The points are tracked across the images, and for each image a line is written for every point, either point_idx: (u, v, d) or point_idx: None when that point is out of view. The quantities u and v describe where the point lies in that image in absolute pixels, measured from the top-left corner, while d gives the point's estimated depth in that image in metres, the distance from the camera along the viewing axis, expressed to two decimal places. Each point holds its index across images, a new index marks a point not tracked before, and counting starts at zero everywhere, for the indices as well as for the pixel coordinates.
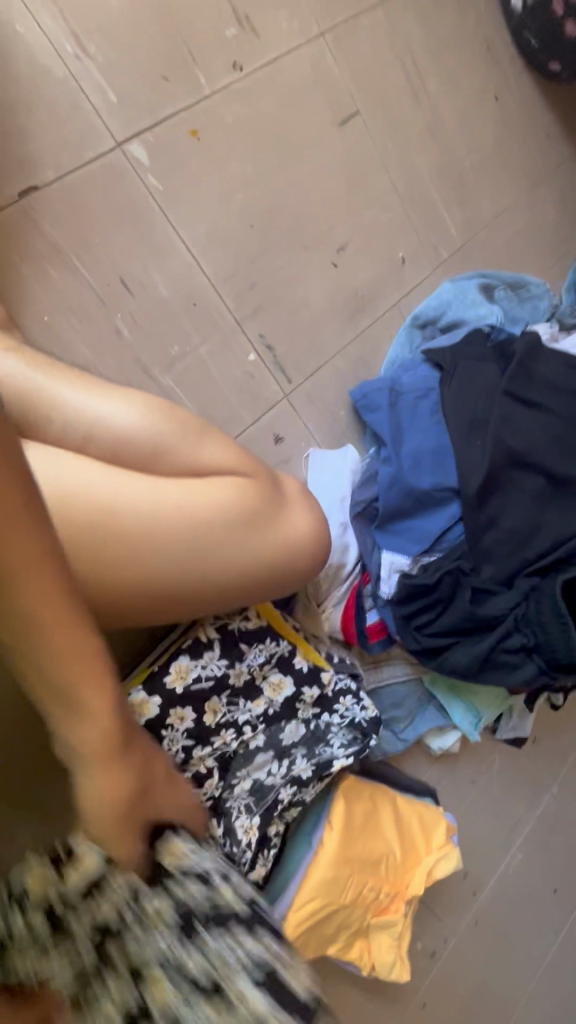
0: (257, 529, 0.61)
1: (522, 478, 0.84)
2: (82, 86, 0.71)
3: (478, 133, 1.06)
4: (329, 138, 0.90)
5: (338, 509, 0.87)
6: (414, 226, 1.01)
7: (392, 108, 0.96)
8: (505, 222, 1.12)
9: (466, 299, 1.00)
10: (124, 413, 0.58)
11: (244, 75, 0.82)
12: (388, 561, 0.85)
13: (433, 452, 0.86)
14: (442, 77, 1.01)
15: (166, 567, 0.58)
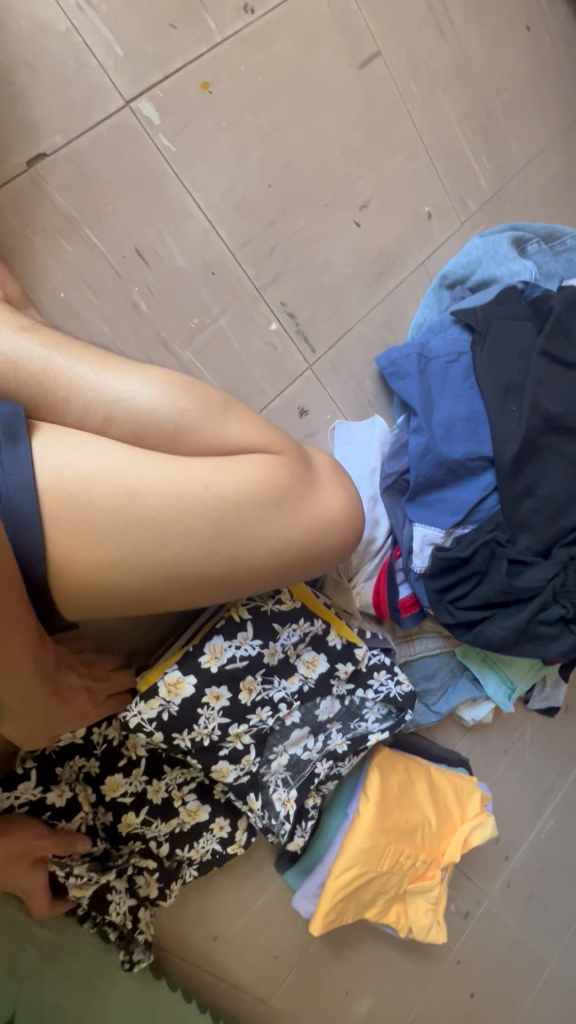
0: (286, 508, 0.59)
1: (561, 444, 0.80)
2: (86, 41, 0.67)
3: (509, 69, 0.98)
4: (349, 84, 0.84)
5: (367, 482, 0.85)
6: (441, 177, 0.94)
7: (416, 45, 0.88)
8: (538, 167, 1.04)
9: (498, 253, 0.94)
10: (145, 392, 0.56)
11: (257, 18, 0.76)
12: (421, 535, 0.83)
13: (467, 419, 0.82)
14: (469, 7, 0.93)
15: (194, 548, 0.56)
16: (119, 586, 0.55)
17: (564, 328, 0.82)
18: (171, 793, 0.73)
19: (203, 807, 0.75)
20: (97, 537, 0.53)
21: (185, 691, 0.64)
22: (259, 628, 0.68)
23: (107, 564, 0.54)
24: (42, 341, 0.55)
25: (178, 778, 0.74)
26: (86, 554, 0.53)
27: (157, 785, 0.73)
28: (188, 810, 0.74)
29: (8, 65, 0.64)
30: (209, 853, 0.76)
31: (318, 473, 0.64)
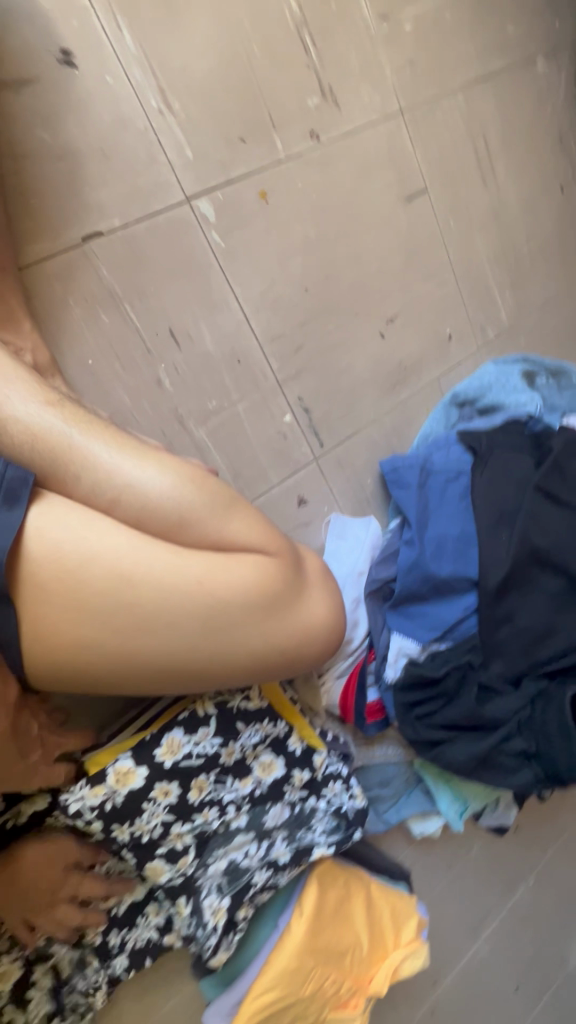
0: (272, 614, 0.59)
1: (544, 578, 0.82)
2: (160, 141, 0.72)
3: (539, 219, 1.07)
4: (394, 213, 0.90)
5: (352, 582, 0.85)
6: (465, 304, 1.00)
7: (459, 189, 0.96)
8: (555, 308, 1.12)
9: (508, 382, 0.99)
10: (156, 479, 0.56)
11: (321, 144, 0.82)
12: (397, 645, 0.83)
13: (457, 540, 0.84)
14: (512, 163, 1.01)
15: (172, 640, 0.55)
16: (94, 668, 0.54)
17: (559, 466, 0.86)
18: (110, 881, 0.68)
19: (137, 887, 0.70)
20: (81, 616, 0.52)
21: (134, 782, 0.62)
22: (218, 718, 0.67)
23: (86, 643, 0.53)
24: (62, 414, 0.56)
25: (118, 867, 0.68)
26: (67, 631, 0.53)
27: (95, 875, 0.68)
28: (125, 897, 0.69)
29: (83, 149, 0.67)
30: (146, 940, 0.71)
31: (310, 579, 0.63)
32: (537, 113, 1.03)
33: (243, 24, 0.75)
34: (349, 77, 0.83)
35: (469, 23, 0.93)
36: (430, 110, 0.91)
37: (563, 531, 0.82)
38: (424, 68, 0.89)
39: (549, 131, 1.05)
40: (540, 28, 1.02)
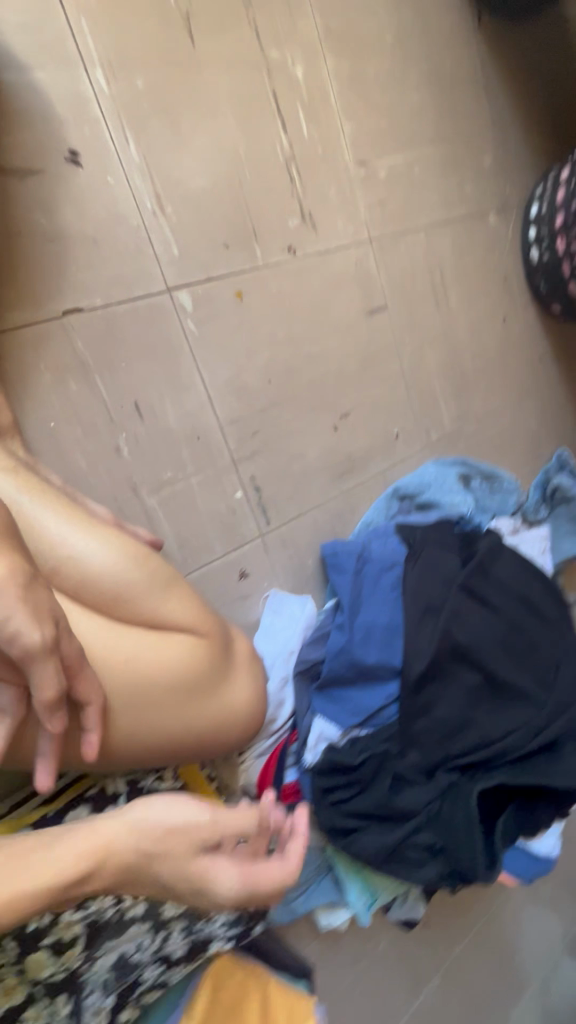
0: (195, 696, 0.60)
1: (461, 671, 0.87)
2: (150, 238, 0.78)
3: (484, 343, 1.20)
4: (356, 323, 1.00)
5: (282, 661, 0.88)
6: (413, 409, 1.10)
7: (416, 310, 1.08)
8: (493, 420, 1.24)
9: (444, 484, 1.09)
10: (98, 552, 0.58)
11: (296, 258, 0.92)
12: (318, 730, 0.84)
13: (385, 629, 0.88)
14: (464, 293, 1.15)
15: (91, 718, 0.55)
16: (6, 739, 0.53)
17: (482, 566, 0.94)
18: None
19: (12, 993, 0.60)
20: None
21: None
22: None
23: None
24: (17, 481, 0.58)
25: None
26: None
27: None
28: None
29: (76, 235, 0.73)
30: None
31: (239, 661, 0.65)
32: (488, 256, 1.19)
33: (238, 151, 0.85)
34: (328, 206, 0.95)
35: (435, 177, 1.09)
36: (396, 242, 1.04)
37: (482, 626, 0.89)
38: (393, 208, 1.03)
39: (497, 271, 1.21)
40: (495, 189, 1.19)
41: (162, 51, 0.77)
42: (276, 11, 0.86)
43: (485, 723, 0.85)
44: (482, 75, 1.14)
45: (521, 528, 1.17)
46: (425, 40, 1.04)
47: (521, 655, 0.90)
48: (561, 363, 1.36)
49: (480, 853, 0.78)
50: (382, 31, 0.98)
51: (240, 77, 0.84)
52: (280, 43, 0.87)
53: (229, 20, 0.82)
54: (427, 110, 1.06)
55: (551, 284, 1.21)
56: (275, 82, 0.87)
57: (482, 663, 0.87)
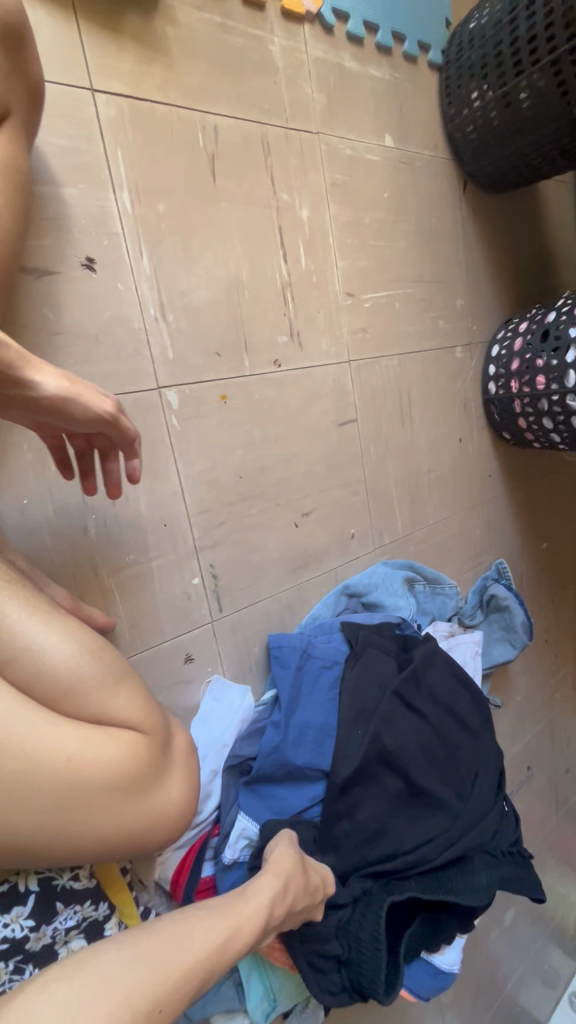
0: (131, 800, 0.60)
1: (385, 777, 0.89)
2: (148, 339, 0.85)
3: (441, 459, 1.32)
4: (328, 431, 1.09)
5: (215, 753, 0.90)
6: (370, 512, 1.19)
7: (383, 424, 1.18)
8: (441, 528, 1.34)
9: (391, 585, 1.16)
10: (58, 645, 0.60)
11: (280, 370, 1.00)
12: (240, 827, 0.85)
13: (318, 731, 0.92)
14: (427, 414, 1.27)
15: (21, 818, 0.54)
16: None
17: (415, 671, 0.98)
18: None
19: None
20: None
21: None
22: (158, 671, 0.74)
23: None
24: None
25: None
26: None
27: None
28: None
29: (79, 331, 0.78)
30: None
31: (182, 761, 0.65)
32: (452, 383, 1.32)
33: (240, 274, 0.94)
34: (315, 327, 1.05)
35: (413, 312, 1.22)
36: (372, 364, 1.15)
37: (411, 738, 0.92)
38: (373, 335, 1.14)
39: (458, 397, 1.34)
40: (463, 327, 1.34)
41: (184, 183, 0.86)
42: (291, 160, 0.98)
43: (403, 834, 0.86)
44: (462, 232, 1.30)
45: (458, 632, 1.26)
46: (416, 199, 1.20)
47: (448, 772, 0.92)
48: (507, 481, 1.50)
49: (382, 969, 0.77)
50: (381, 188, 1.12)
51: (251, 212, 0.94)
52: (290, 188, 0.98)
53: (248, 164, 0.93)
54: (412, 256, 1.20)
55: (503, 415, 1.36)
56: (281, 220, 0.97)
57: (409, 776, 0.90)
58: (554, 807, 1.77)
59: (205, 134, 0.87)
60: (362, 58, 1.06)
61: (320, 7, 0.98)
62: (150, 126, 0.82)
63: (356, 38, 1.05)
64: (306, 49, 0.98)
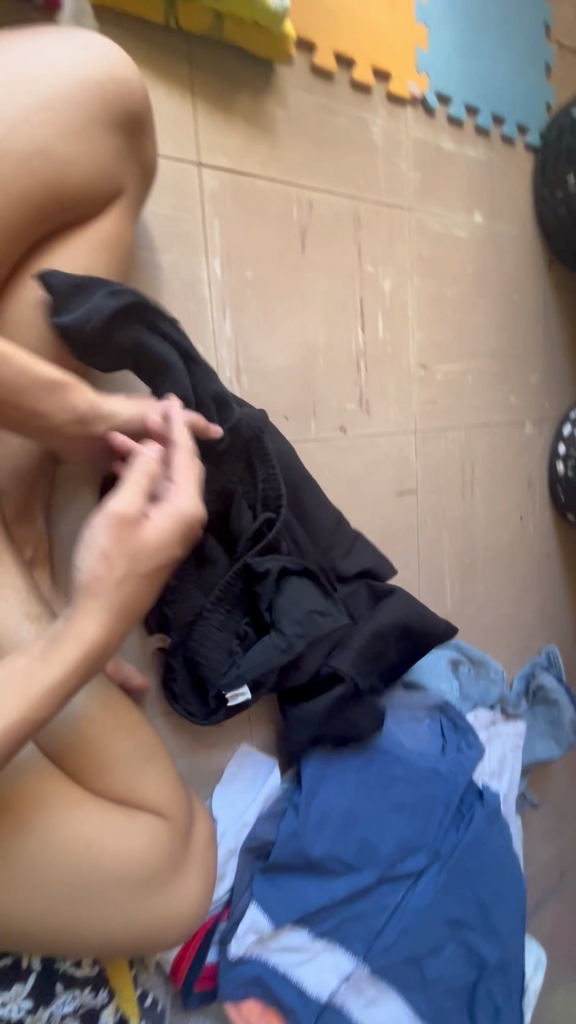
0: (145, 898, 0.57)
1: (398, 866, 0.86)
2: None
3: (498, 535, 1.26)
4: (386, 500, 1.06)
5: (234, 831, 0.86)
6: (419, 586, 1.14)
7: (443, 496, 1.15)
8: (492, 608, 1.28)
9: (435, 667, 1.10)
10: (94, 721, 0.59)
11: (344, 437, 0.99)
12: (249, 920, 0.80)
13: (342, 818, 0.85)
14: (488, 489, 1.23)
15: (38, 901, 0.52)
16: None
17: (436, 765, 0.95)
18: None
19: None
20: None
21: None
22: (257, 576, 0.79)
23: None
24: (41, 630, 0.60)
25: None
26: None
27: None
28: None
29: None
30: None
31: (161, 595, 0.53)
32: (518, 459, 1.28)
33: (316, 341, 0.94)
34: (384, 396, 1.03)
35: (484, 384, 1.19)
36: (437, 435, 1.12)
37: (425, 829, 0.89)
38: (441, 406, 1.12)
39: (523, 474, 1.29)
40: (534, 402, 1.30)
41: (273, 253, 0.87)
42: (379, 234, 0.99)
43: (400, 920, 0.84)
44: (542, 309, 1.28)
45: (499, 722, 1.17)
46: (499, 274, 1.18)
47: (461, 878, 0.89)
48: (565, 563, 1.42)
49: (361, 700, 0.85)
50: (465, 263, 1.12)
51: (334, 282, 0.94)
52: (375, 260, 0.99)
53: (338, 236, 0.94)
54: (488, 330, 1.18)
55: (570, 497, 1.29)
56: (363, 291, 0.98)
57: (421, 869, 0.88)
58: None
59: (300, 207, 0.89)
60: (460, 139, 1.08)
61: (424, 92, 1.00)
62: (248, 199, 0.84)
63: (456, 120, 1.06)
64: (406, 130, 1.00)
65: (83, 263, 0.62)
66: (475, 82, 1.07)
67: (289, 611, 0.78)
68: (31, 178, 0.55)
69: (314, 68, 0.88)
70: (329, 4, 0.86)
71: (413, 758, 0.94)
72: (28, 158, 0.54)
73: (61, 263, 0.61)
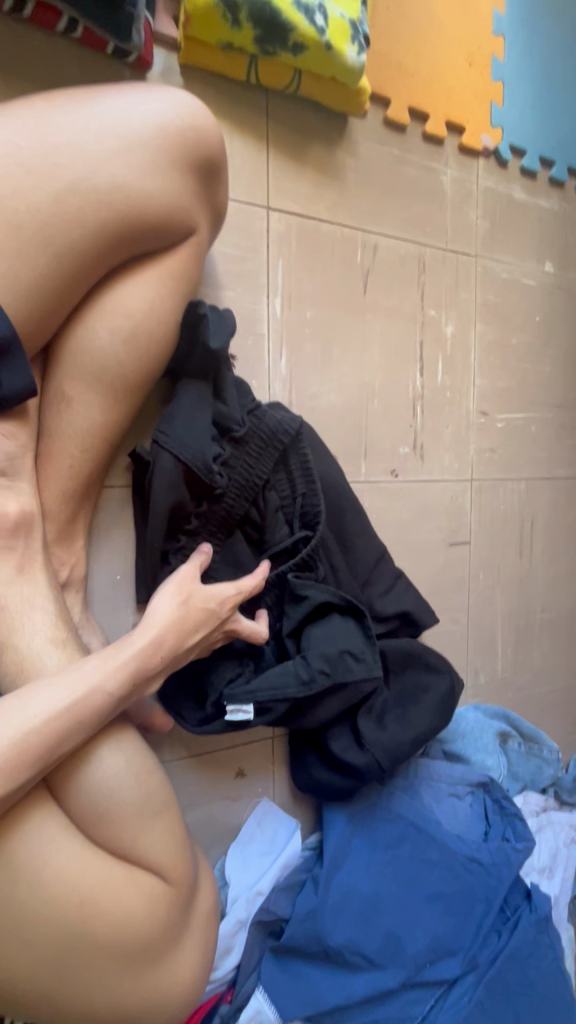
0: (138, 972, 0.52)
1: (427, 971, 0.76)
2: None
3: (558, 598, 1.16)
4: (436, 551, 1.00)
5: (246, 899, 0.78)
6: (467, 646, 1.05)
7: (498, 551, 1.07)
8: (547, 679, 1.16)
9: (481, 739, 0.99)
10: (108, 764, 0.56)
11: (395, 481, 0.95)
12: (254, 1010, 0.72)
13: (365, 902, 0.77)
14: (549, 546, 1.14)
15: (26, 961, 0.48)
16: None
17: (476, 854, 0.84)
18: None
19: None
20: None
21: None
22: (288, 597, 0.75)
23: None
24: (66, 658, 0.58)
25: None
26: None
27: None
28: None
29: None
30: None
31: (186, 652, 0.62)
32: None
33: (372, 383, 0.92)
34: (439, 442, 0.99)
35: (548, 437, 1.12)
36: (494, 487, 1.06)
37: (460, 930, 0.79)
38: (501, 456, 1.06)
39: None
40: None
41: (334, 294, 0.87)
42: (444, 280, 0.97)
43: None
44: None
45: (551, 810, 1.04)
46: (569, 324, 1.14)
47: (501, 996, 0.76)
48: None
49: (382, 731, 0.78)
50: (532, 311, 1.08)
51: (394, 325, 0.93)
52: (439, 305, 0.97)
53: (401, 281, 0.93)
54: (555, 381, 1.12)
55: None
56: (423, 335, 0.96)
57: (454, 977, 0.77)
58: None
59: (364, 251, 0.89)
60: (533, 191, 1.06)
61: (498, 144, 1.00)
62: (313, 243, 0.85)
63: (529, 173, 1.05)
64: (477, 180, 0.99)
65: (148, 296, 0.63)
66: (550, 136, 1.06)
67: (318, 643, 0.73)
68: (107, 214, 0.56)
69: (387, 120, 0.89)
70: (405, 63, 0.89)
71: (448, 840, 0.84)
72: (105, 195, 0.56)
73: (127, 296, 0.63)
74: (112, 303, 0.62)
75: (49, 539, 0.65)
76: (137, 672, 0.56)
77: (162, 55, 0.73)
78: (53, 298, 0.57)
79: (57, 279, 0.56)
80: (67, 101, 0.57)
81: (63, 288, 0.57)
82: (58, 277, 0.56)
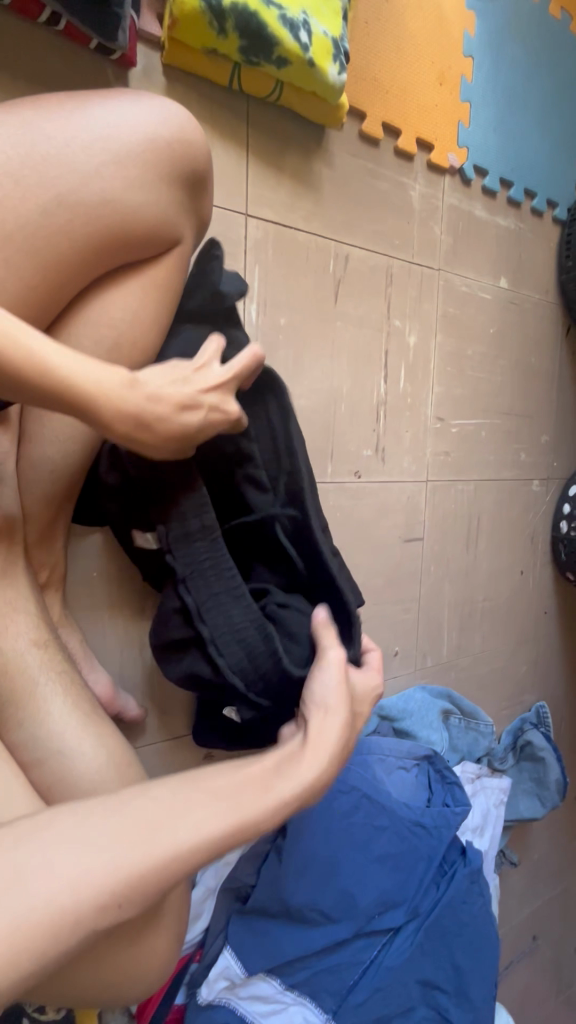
0: (119, 943, 0.55)
1: (375, 922, 0.86)
2: None
3: (499, 588, 1.28)
4: (393, 547, 1.08)
5: (213, 870, 0.87)
6: (418, 633, 1.15)
7: (447, 546, 1.17)
8: (485, 660, 1.29)
9: (427, 716, 1.10)
10: (91, 758, 0.60)
11: (358, 482, 1.01)
12: (222, 964, 0.81)
13: (323, 865, 0.85)
14: (493, 542, 1.25)
15: None
16: None
17: (421, 818, 0.94)
18: None
19: None
20: None
21: None
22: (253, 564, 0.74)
23: None
24: (48, 658, 0.61)
25: None
26: None
27: None
28: None
29: None
30: None
31: None
32: (523, 515, 1.30)
33: (340, 388, 0.97)
34: (398, 447, 1.06)
35: (496, 441, 1.22)
36: (446, 488, 1.15)
37: (404, 884, 0.89)
38: (454, 459, 1.15)
39: (526, 531, 1.31)
40: (543, 461, 1.33)
41: (307, 302, 0.91)
42: (409, 291, 1.02)
43: (372, 976, 0.84)
44: (559, 373, 1.32)
45: (485, 776, 1.16)
46: (519, 337, 1.22)
47: (437, 938, 0.88)
48: (561, 622, 1.44)
49: None
50: (487, 324, 1.16)
51: (362, 333, 0.98)
52: (403, 316, 1.02)
53: (370, 292, 0.97)
54: (504, 390, 1.21)
55: (571, 555, 1.32)
56: (388, 344, 1.01)
57: (399, 924, 0.87)
58: (554, 989, 1.52)
59: (336, 261, 0.93)
60: (493, 209, 1.13)
61: (462, 163, 1.05)
62: (288, 250, 0.88)
63: (490, 192, 1.11)
64: (442, 196, 1.04)
65: (130, 306, 0.64)
66: (510, 158, 1.13)
67: None
68: (95, 227, 0.57)
69: (363, 134, 0.92)
70: (380, 78, 0.92)
71: (397, 807, 0.94)
72: (94, 208, 0.57)
73: (110, 306, 0.64)
74: (95, 312, 0.63)
75: (29, 541, 0.66)
76: (191, 855, 0.44)
77: (144, 53, 0.72)
78: (39, 308, 0.58)
79: (43, 289, 0.57)
80: (53, 108, 0.57)
81: (48, 297, 0.58)
82: (44, 288, 0.57)
